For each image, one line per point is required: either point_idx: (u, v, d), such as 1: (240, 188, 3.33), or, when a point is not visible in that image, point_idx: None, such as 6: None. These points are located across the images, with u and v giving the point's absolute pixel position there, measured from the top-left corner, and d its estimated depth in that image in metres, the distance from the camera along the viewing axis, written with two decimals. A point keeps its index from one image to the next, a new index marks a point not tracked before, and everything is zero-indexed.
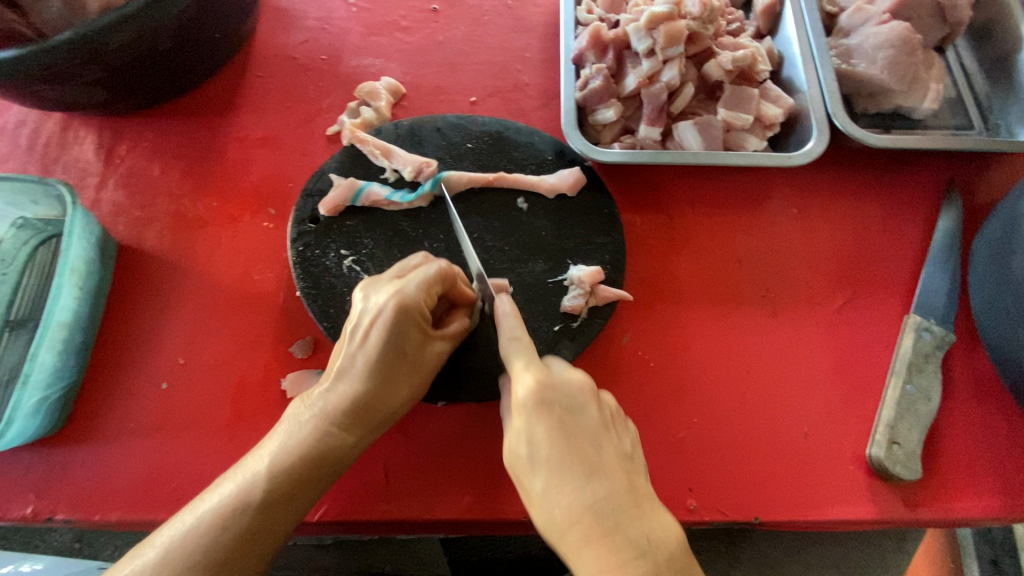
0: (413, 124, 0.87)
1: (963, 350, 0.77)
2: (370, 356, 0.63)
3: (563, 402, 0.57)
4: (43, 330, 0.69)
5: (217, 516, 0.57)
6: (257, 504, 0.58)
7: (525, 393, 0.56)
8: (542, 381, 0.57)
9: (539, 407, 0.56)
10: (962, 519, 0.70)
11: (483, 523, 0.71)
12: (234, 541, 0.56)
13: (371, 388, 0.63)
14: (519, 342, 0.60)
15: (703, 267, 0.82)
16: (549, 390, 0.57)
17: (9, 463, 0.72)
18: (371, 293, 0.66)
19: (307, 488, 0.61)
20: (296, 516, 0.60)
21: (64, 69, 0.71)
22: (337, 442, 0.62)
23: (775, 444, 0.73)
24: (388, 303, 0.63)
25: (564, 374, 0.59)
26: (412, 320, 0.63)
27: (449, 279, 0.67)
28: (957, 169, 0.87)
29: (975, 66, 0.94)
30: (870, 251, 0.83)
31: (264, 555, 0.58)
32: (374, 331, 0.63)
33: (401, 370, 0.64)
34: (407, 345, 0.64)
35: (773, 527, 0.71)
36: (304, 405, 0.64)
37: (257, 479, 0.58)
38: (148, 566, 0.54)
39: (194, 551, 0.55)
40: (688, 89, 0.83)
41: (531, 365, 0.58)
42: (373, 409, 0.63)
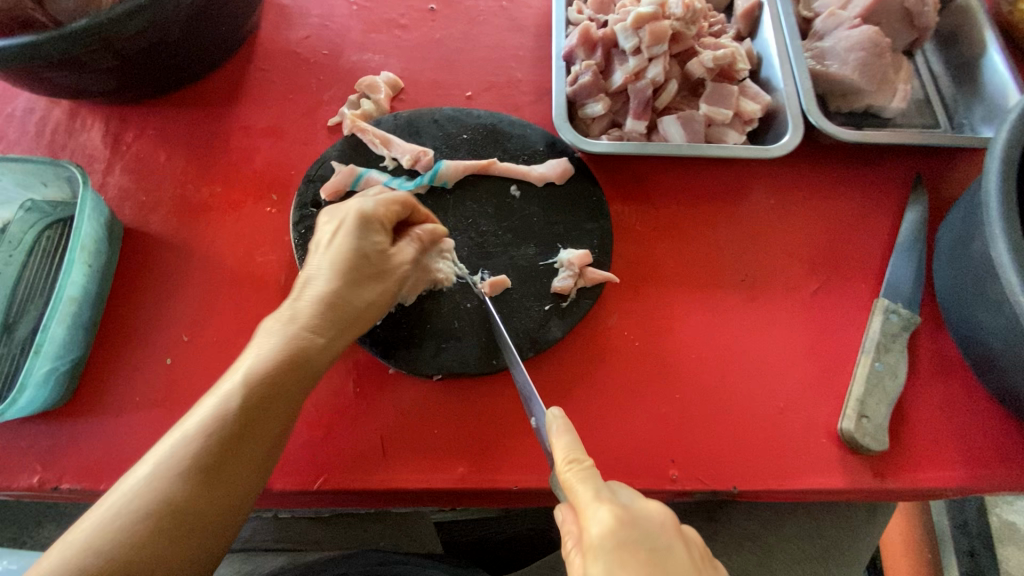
0: (411, 116, 0.91)
1: (928, 332, 0.82)
2: (335, 261, 0.67)
3: (644, 540, 0.50)
4: (54, 304, 0.72)
5: (203, 424, 0.58)
6: (240, 404, 0.59)
7: (601, 534, 0.50)
8: (618, 517, 0.51)
9: (618, 550, 0.49)
10: (927, 488, 0.75)
11: (476, 492, 0.74)
12: (223, 442, 0.58)
13: (341, 288, 0.67)
14: (579, 468, 0.55)
15: (685, 253, 0.86)
16: (628, 529, 0.50)
17: (17, 434, 0.75)
18: (331, 214, 0.72)
19: (288, 387, 0.62)
20: (284, 412, 0.62)
21: (78, 55, 0.74)
22: (312, 340, 0.64)
23: (753, 418, 0.78)
24: (348, 215, 0.70)
25: (641, 507, 0.52)
26: (372, 224, 0.69)
27: (401, 196, 0.74)
28: (924, 164, 0.92)
29: (942, 70, 1.00)
30: (843, 239, 0.88)
31: (255, 458, 0.60)
32: (337, 238, 0.69)
33: (368, 271, 0.69)
34: (369, 248, 0.69)
35: (750, 497, 0.75)
36: (274, 315, 0.66)
37: (238, 383, 0.60)
38: (142, 482, 0.55)
39: (185, 460, 0.56)
40: (672, 86, 0.88)
41: (603, 497, 0.52)
42: (346, 308, 0.67)
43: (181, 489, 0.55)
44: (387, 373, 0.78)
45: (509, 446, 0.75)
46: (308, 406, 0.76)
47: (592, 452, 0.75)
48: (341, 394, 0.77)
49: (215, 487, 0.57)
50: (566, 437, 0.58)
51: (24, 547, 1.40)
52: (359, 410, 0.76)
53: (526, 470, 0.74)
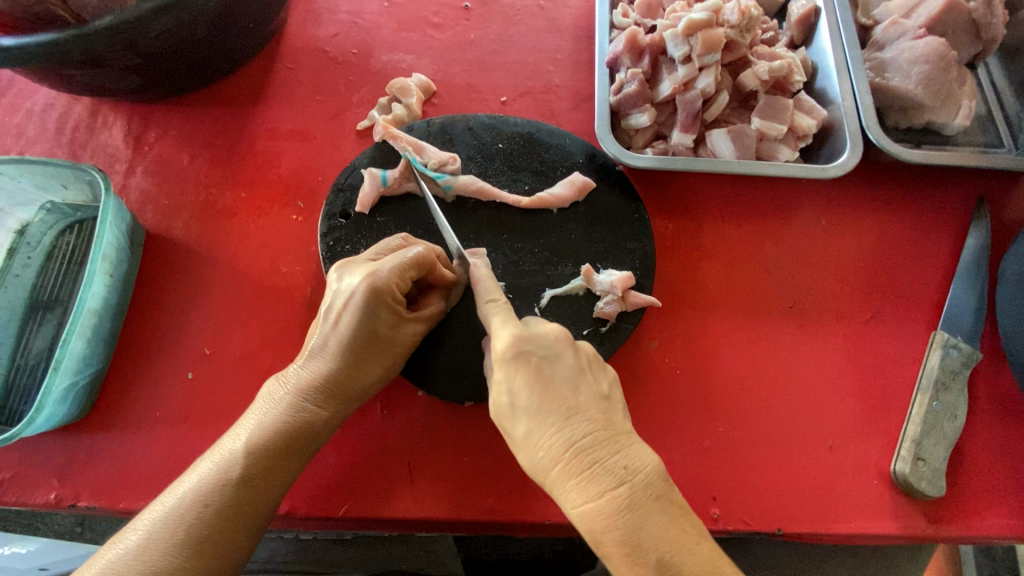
0: (445, 122, 0.86)
1: (989, 368, 0.77)
2: (342, 337, 0.64)
3: (539, 350, 0.59)
4: (75, 317, 0.68)
5: (198, 494, 0.58)
6: (237, 480, 0.59)
7: (503, 345, 0.59)
8: (517, 332, 0.59)
9: (516, 357, 0.59)
10: (984, 538, 0.70)
11: (505, 524, 0.71)
12: (215, 518, 0.57)
13: (344, 367, 0.64)
14: (494, 302, 0.64)
15: (731, 275, 0.82)
16: (526, 342, 0.59)
17: (33, 447, 0.72)
18: (345, 274, 0.67)
19: (285, 465, 0.61)
20: (279, 487, 0.62)
21: (100, 53, 0.70)
22: (312, 419, 0.63)
23: (800, 456, 0.73)
24: (359, 285, 0.64)
25: (539, 326, 0.61)
26: (384, 301, 0.64)
27: (421, 263, 0.67)
28: (987, 187, 0.87)
29: (1007, 85, 0.94)
30: (898, 265, 0.83)
31: (244, 536, 0.59)
32: (345, 311, 0.64)
33: (375, 349, 0.66)
34: (379, 325, 0.65)
35: (795, 539, 0.72)
36: (280, 383, 0.65)
37: (236, 456, 0.60)
38: (131, 546, 0.55)
39: (178, 529, 0.56)
40: (723, 97, 0.82)
41: (508, 321, 0.61)
42: (350, 388, 0.65)
43: (169, 562, 0.55)
44: (416, 395, 0.74)
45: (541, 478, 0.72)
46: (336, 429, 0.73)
47: None
48: (368, 417, 0.73)
49: (204, 562, 0.56)
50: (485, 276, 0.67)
51: (37, 534, 1.40)
52: (386, 434, 0.73)
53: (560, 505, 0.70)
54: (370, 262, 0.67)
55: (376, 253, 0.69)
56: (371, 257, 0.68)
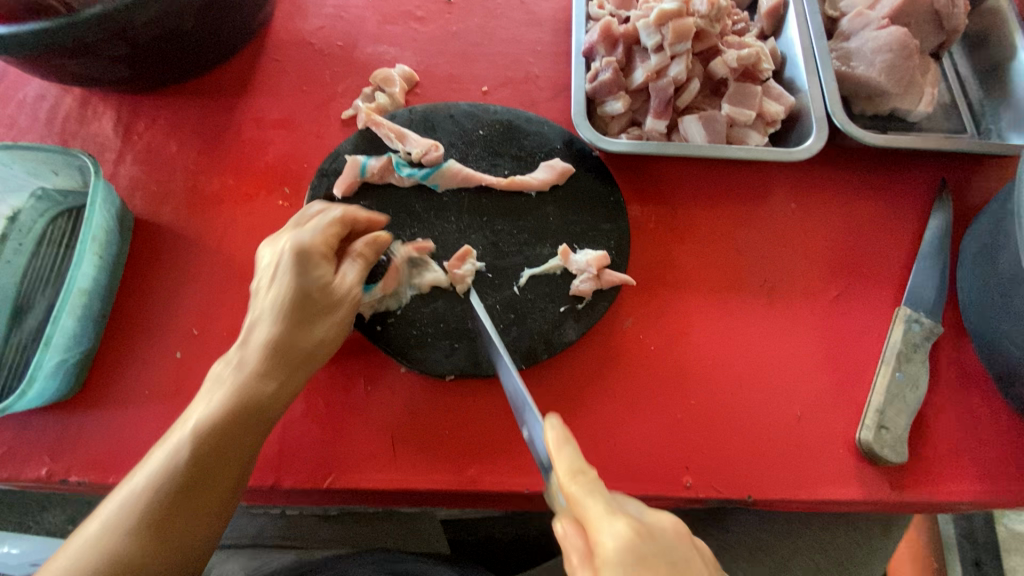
0: (427, 110, 0.89)
1: (950, 342, 0.80)
2: (274, 302, 0.65)
3: (665, 555, 0.46)
4: (65, 296, 0.71)
5: (150, 481, 0.57)
6: (187, 459, 0.58)
7: (618, 550, 0.45)
8: (634, 528, 0.46)
9: (639, 566, 0.44)
10: (945, 502, 0.73)
11: (485, 494, 0.73)
12: (171, 499, 0.57)
13: (286, 331, 0.64)
14: (586, 479, 0.49)
15: (704, 255, 0.85)
16: (647, 544, 0.46)
17: (24, 425, 0.74)
18: (272, 249, 0.68)
19: (237, 435, 0.61)
20: (237, 455, 0.61)
21: (89, 42, 0.72)
22: (259, 386, 0.63)
23: (770, 427, 0.76)
24: (284, 251, 0.65)
25: (653, 518, 0.48)
26: (312, 258, 0.65)
27: (339, 221, 0.69)
28: (949, 170, 0.90)
29: (969, 73, 0.97)
30: (864, 244, 0.86)
31: (210, 508, 0.59)
32: (277, 277, 0.65)
33: (316, 310, 0.66)
34: (312, 284, 0.65)
35: (765, 506, 0.74)
36: (222, 363, 0.65)
37: (183, 437, 0.59)
38: (85, 542, 0.54)
39: (133, 517, 0.55)
40: (694, 85, 0.86)
41: (615, 510, 0.47)
42: (292, 350, 0.65)
43: (129, 548, 0.54)
44: (398, 372, 0.77)
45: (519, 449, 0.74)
46: (320, 404, 0.75)
47: (605, 458, 0.74)
48: (351, 392, 0.76)
49: (167, 543, 0.56)
50: (568, 450, 0.50)
51: (30, 532, 1.41)
52: (369, 408, 0.75)
53: (537, 474, 0.73)
54: (293, 230, 0.69)
55: (296, 224, 0.71)
56: (296, 226, 0.70)
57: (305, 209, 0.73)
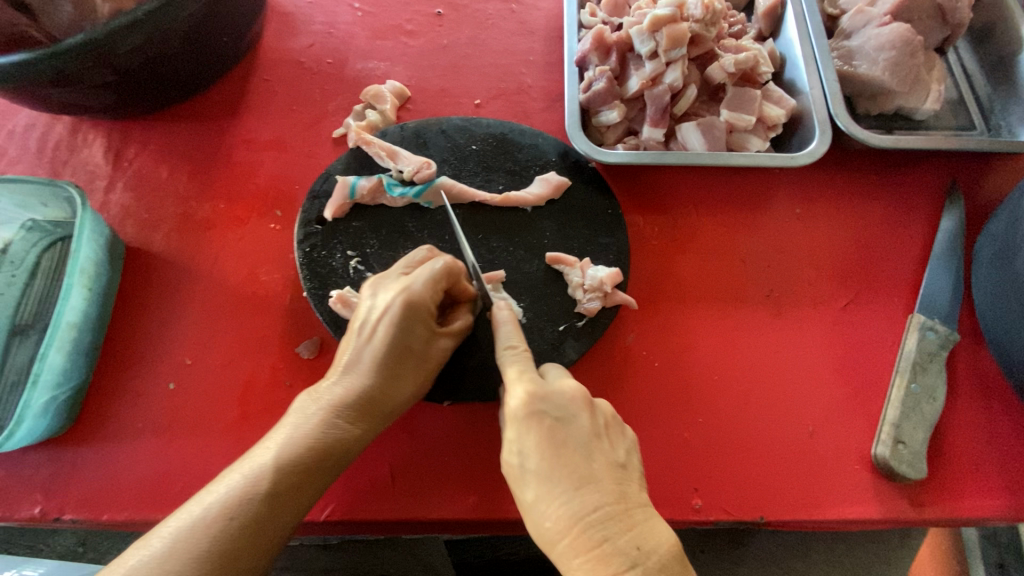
0: (418, 126, 0.87)
1: (968, 349, 0.77)
2: (376, 349, 0.64)
3: (553, 410, 0.60)
4: (53, 331, 0.69)
5: (226, 505, 0.56)
6: (265, 493, 0.57)
7: (518, 407, 0.60)
8: (532, 392, 0.60)
9: (529, 418, 0.59)
10: (969, 518, 0.70)
11: (488, 523, 0.71)
12: (242, 531, 0.55)
13: (376, 382, 0.63)
14: (512, 351, 0.64)
15: (706, 266, 0.82)
16: (541, 400, 0.60)
17: (17, 463, 0.73)
18: (378, 289, 0.67)
19: (312, 485, 0.60)
20: (305, 504, 0.60)
21: (74, 72, 0.71)
22: (342, 435, 0.62)
23: (781, 444, 0.73)
24: (395, 299, 0.64)
25: (557, 387, 0.62)
26: (420, 314, 0.64)
27: (451, 274, 0.68)
28: (959, 169, 0.87)
29: (976, 68, 0.95)
30: (874, 251, 0.83)
31: (271, 545, 0.57)
32: (382, 323, 0.64)
33: (408, 365, 0.65)
34: (415, 339, 0.65)
35: (779, 526, 0.71)
36: (310, 397, 0.63)
37: (266, 469, 0.57)
38: (154, 557, 0.53)
39: (201, 543, 0.54)
40: (691, 91, 0.83)
41: (523, 377, 0.61)
42: (380, 408, 0.64)
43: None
44: None
45: None
46: None
47: None
48: None
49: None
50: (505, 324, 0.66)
51: (37, 556, 1.40)
52: None
53: None
54: (404, 276, 0.68)
55: (406, 269, 0.69)
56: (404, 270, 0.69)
57: (413, 252, 0.71)
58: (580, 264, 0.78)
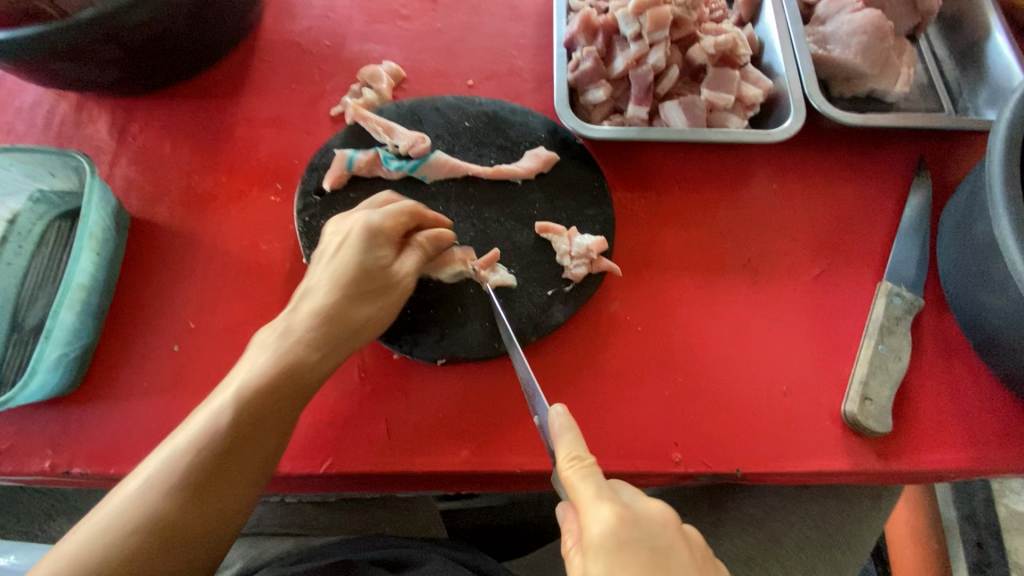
0: (414, 104, 0.91)
1: (932, 314, 0.82)
2: (336, 274, 0.69)
3: (647, 540, 0.51)
4: (64, 291, 0.73)
5: (198, 433, 0.57)
6: (235, 416, 0.59)
7: (602, 533, 0.51)
8: (619, 515, 0.52)
9: (620, 547, 0.50)
10: (932, 471, 0.74)
11: (480, 475, 0.74)
12: (215, 454, 0.57)
13: (338, 302, 0.67)
14: (581, 466, 0.56)
15: (688, 237, 0.87)
16: (630, 527, 0.51)
17: (26, 420, 0.76)
18: (341, 223, 0.74)
19: (282, 404, 0.62)
20: (280, 427, 0.62)
21: (84, 45, 0.75)
22: (306, 353, 0.64)
23: (756, 402, 0.78)
24: (355, 227, 0.71)
25: (644, 507, 0.53)
26: (378, 238, 0.71)
27: (410, 208, 0.74)
28: (927, 148, 0.92)
29: (946, 54, 0.99)
30: (846, 223, 0.88)
31: (249, 470, 0.59)
32: (342, 251, 0.70)
33: (369, 289, 0.70)
34: (374, 263, 0.70)
35: (754, 479, 0.76)
36: (271, 329, 0.66)
37: (233, 395, 0.60)
38: (133, 493, 0.54)
39: (176, 472, 0.55)
40: (673, 71, 0.88)
41: (603, 496, 0.53)
42: (343, 329, 0.67)
43: (175, 501, 0.54)
44: (391, 358, 0.78)
45: (512, 430, 0.76)
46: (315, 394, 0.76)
47: (596, 435, 0.75)
48: (347, 380, 0.77)
49: (209, 498, 0.56)
50: (568, 435, 0.59)
51: (37, 541, 1.42)
52: (366, 394, 0.77)
53: (530, 453, 0.74)
54: (366, 211, 0.75)
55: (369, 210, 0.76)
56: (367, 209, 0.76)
57: (375, 195, 0.78)
58: (568, 232, 0.82)
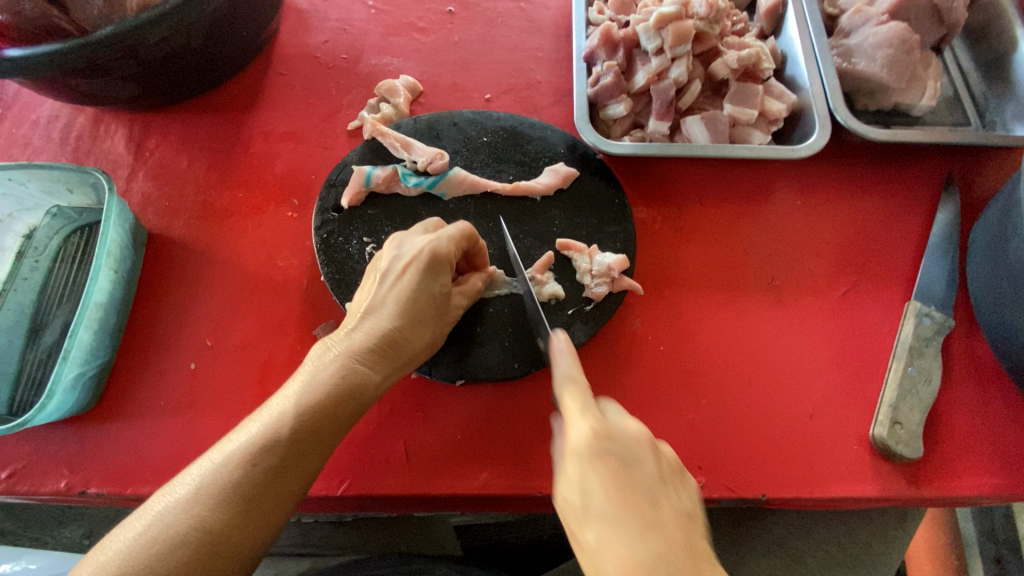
0: (431, 119, 0.90)
1: (962, 335, 0.80)
2: (397, 297, 0.67)
3: (620, 453, 0.53)
4: (82, 310, 0.72)
5: (247, 452, 0.56)
6: (287, 440, 0.57)
7: (580, 443, 0.53)
8: (596, 429, 0.53)
9: (594, 457, 0.52)
10: (964, 497, 0.72)
11: (500, 499, 0.73)
12: (264, 474, 0.56)
13: (399, 327, 0.66)
14: (573, 385, 0.57)
15: (709, 255, 0.85)
16: (607, 441, 0.53)
17: (42, 438, 0.75)
18: (405, 242, 0.71)
19: (336, 425, 0.60)
20: (328, 451, 0.60)
21: (102, 62, 0.74)
22: (363, 376, 0.62)
23: (781, 424, 0.76)
24: (421, 252, 0.68)
25: (623, 426, 0.55)
26: (443, 267, 0.69)
27: (472, 236, 0.72)
28: (954, 163, 0.90)
29: (972, 66, 0.97)
30: (872, 241, 0.86)
31: (296, 491, 0.58)
32: (408, 273, 0.68)
33: (428, 315, 0.68)
34: (437, 289, 0.69)
35: (779, 505, 0.74)
36: (327, 344, 0.64)
37: (285, 416, 0.58)
38: (180, 502, 0.54)
39: (226, 484, 0.54)
40: (695, 86, 0.87)
41: (587, 413, 0.55)
42: (400, 353, 0.66)
43: (221, 517, 0.53)
44: (409, 378, 0.77)
45: (534, 452, 0.74)
46: None
47: None
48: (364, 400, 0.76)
49: (254, 517, 0.55)
50: (564, 357, 0.59)
51: (45, 549, 1.42)
52: (385, 414, 0.76)
53: (551, 477, 0.73)
54: (428, 232, 0.72)
55: (427, 227, 0.74)
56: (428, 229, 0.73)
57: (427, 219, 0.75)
58: (589, 250, 0.80)
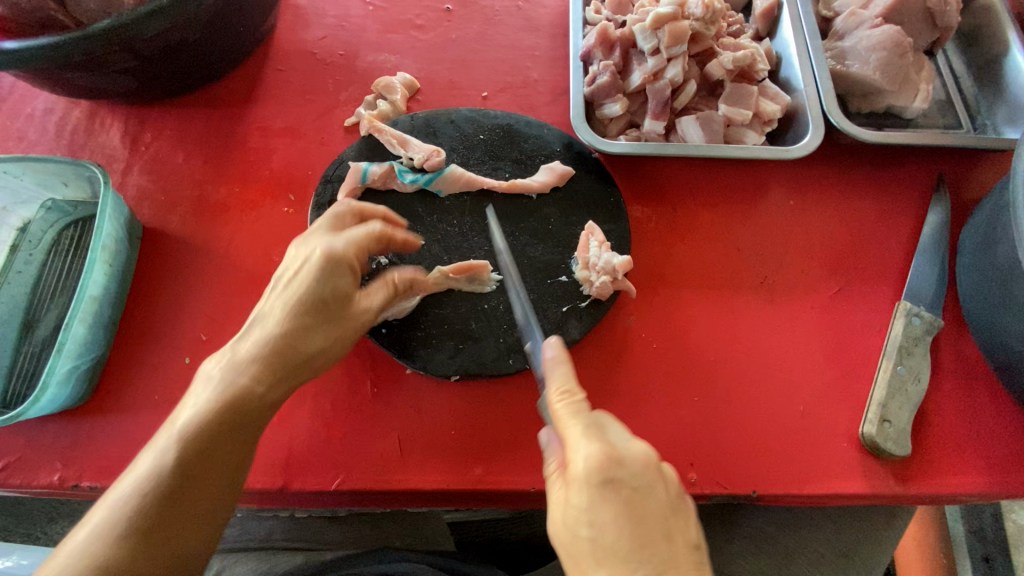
0: (428, 116, 0.91)
1: (950, 335, 0.81)
2: (289, 302, 0.62)
3: (629, 480, 0.51)
4: (76, 303, 0.72)
5: (136, 485, 0.52)
6: (175, 466, 0.54)
7: (588, 469, 0.51)
8: (602, 452, 0.51)
9: (600, 484, 0.50)
10: (951, 495, 0.73)
11: (492, 493, 0.73)
12: (154, 504, 0.52)
13: (289, 334, 0.61)
14: (572, 400, 0.57)
15: (703, 253, 0.86)
16: (613, 466, 0.51)
17: (35, 432, 0.75)
18: (302, 244, 0.66)
19: (230, 440, 0.57)
20: (228, 468, 0.57)
21: (99, 55, 0.74)
22: (251, 387, 0.58)
23: (773, 422, 0.77)
24: (314, 252, 0.64)
25: (627, 445, 0.53)
26: (341, 265, 0.64)
27: (372, 233, 0.68)
28: (945, 166, 0.91)
29: (964, 70, 0.99)
30: (863, 241, 0.87)
31: (195, 515, 0.54)
32: (297, 277, 0.63)
33: (325, 317, 0.63)
34: (335, 289, 0.63)
35: (770, 501, 0.74)
36: (212, 361, 0.60)
37: (172, 441, 0.54)
38: (73, 552, 0.50)
39: (117, 523, 0.51)
40: (690, 86, 0.87)
41: (590, 433, 0.53)
42: (294, 359, 0.61)
43: (114, 557, 0.50)
44: (404, 374, 0.78)
45: (528, 447, 0.75)
46: (328, 409, 0.76)
47: None
48: (360, 395, 0.77)
49: (155, 550, 0.52)
50: (561, 367, 0.59)
51: (37, 544, 1.41)
52: (380, 408, 0.76)
53: (543, 473, 0.73)
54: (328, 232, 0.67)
55: (331, 224, 0.69)
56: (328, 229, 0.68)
57: (335, 209, 0.70)
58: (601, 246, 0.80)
